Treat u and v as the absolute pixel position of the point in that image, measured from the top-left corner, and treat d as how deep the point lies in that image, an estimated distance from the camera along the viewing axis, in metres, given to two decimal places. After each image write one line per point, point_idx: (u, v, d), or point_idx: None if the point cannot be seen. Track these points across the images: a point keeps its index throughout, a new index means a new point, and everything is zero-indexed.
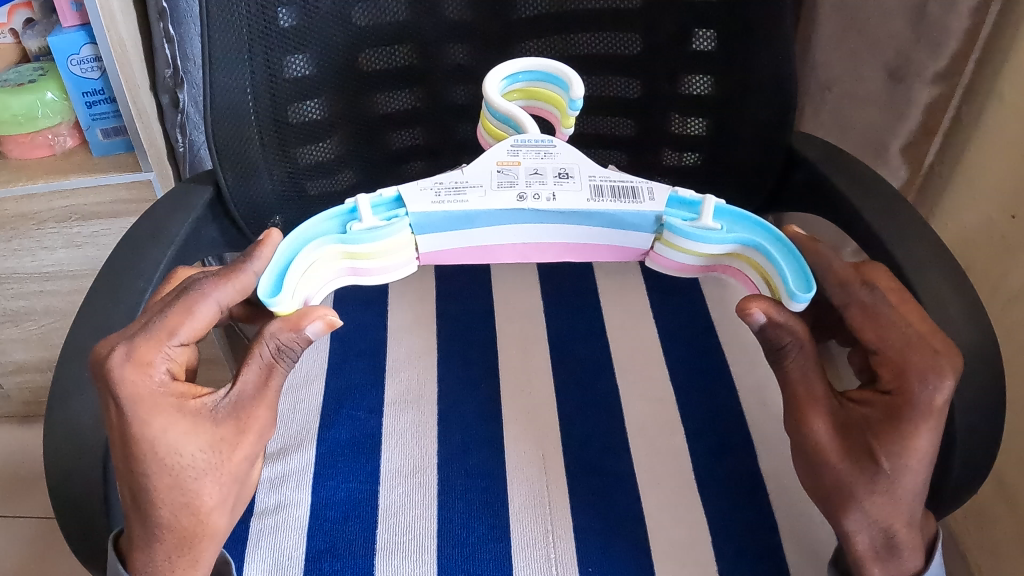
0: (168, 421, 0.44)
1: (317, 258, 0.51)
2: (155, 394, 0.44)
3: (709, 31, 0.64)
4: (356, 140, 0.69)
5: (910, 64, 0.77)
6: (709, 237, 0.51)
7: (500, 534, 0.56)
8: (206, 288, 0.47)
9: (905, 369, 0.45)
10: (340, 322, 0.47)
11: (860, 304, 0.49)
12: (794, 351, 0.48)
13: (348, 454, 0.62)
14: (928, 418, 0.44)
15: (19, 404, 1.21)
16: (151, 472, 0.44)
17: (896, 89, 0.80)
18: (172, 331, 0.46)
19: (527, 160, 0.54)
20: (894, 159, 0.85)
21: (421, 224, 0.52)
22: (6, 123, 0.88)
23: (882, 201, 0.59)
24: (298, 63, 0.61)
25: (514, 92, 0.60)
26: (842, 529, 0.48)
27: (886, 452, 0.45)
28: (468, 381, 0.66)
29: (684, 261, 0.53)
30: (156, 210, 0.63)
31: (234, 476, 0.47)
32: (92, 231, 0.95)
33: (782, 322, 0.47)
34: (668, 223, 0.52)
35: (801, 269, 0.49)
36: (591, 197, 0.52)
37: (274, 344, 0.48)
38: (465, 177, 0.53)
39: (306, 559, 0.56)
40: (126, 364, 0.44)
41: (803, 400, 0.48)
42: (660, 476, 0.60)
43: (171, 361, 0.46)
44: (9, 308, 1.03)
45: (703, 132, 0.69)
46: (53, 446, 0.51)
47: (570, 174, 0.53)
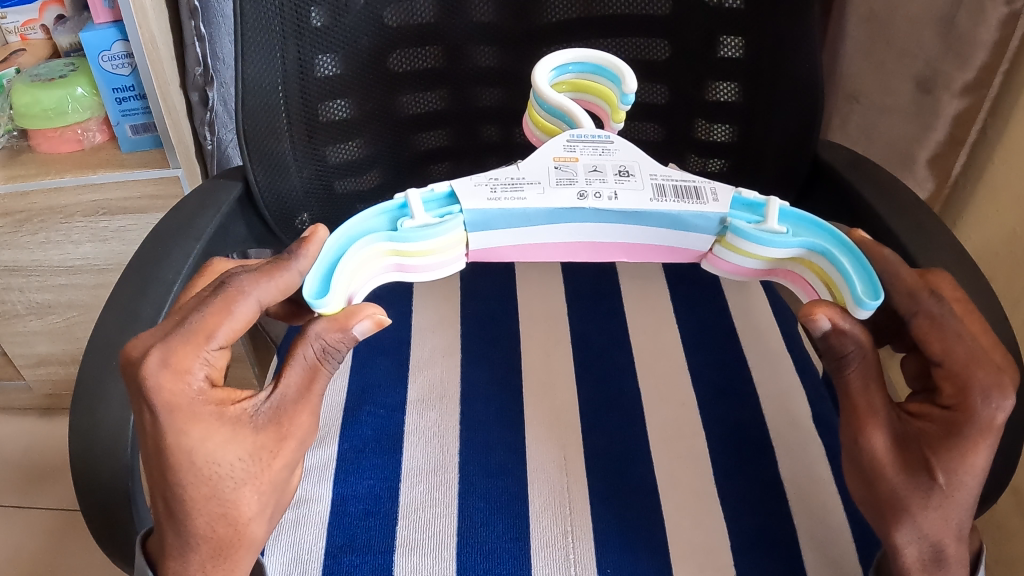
0: (206, 430, 0.44)
1: (364, 256, 0.50)
2: (193, 403, 0.44)
3: (737, 39, 0.64)
4: (384, 140, 0.69)
5: (937, 77, 0.77)
6: (776, 241, 0.50)
7: (521, 533, 0.57)
8: (245, 284, 0.46)
9: (968, 385, 0.45)
10: (388, 322, 0.47)
11: (927, 314, 0.48)
12: (855, 359, 0.47)
13: (370, 452, 0.62)
14: (986, 436, 0.45)
15: (41, 396, 1.22)
16: (187, 482, 0.44)
17: (924, 99, 0.79)
18: (211, 333, 0.45)
19: (584, 156, 0.54)
20: (921, 171, 0.84)
21: (481, 220, 0.51)
22: (36, 118, 0.89)
23: (910, 211, 0.59)
24: (329, 62, 0.62)
25: (564, 85, 0.60)
26: (892, 541, 0.48)
27: (942, 467, 0.45)
28: (491, 382, 0.67)
29: (745, 263, 0.53)
30: (187, 206, 0.64)
31: (272, 485, 0.47)
32: (118, 226, 0.96)
33: (847, 330, 0.45)
34: (733, 226, 0.51)
35: (867, 274, 0.49)
36: (653, 197, 0.52)
37: (319, 345, 0.47)
38: (522, 173, 0.53)
39: (326, 552, 0.56)
40: (161, 371, 0.43)
41: (862, 413, 0.47)
42: (681, 482, 0.60)
43: (210, 366, 0.45)
44: (34, 300, 1.05)
45: (729, 139, 0.69)
46: (77, 435, 0.52)
47: (631, 171, 0.53)
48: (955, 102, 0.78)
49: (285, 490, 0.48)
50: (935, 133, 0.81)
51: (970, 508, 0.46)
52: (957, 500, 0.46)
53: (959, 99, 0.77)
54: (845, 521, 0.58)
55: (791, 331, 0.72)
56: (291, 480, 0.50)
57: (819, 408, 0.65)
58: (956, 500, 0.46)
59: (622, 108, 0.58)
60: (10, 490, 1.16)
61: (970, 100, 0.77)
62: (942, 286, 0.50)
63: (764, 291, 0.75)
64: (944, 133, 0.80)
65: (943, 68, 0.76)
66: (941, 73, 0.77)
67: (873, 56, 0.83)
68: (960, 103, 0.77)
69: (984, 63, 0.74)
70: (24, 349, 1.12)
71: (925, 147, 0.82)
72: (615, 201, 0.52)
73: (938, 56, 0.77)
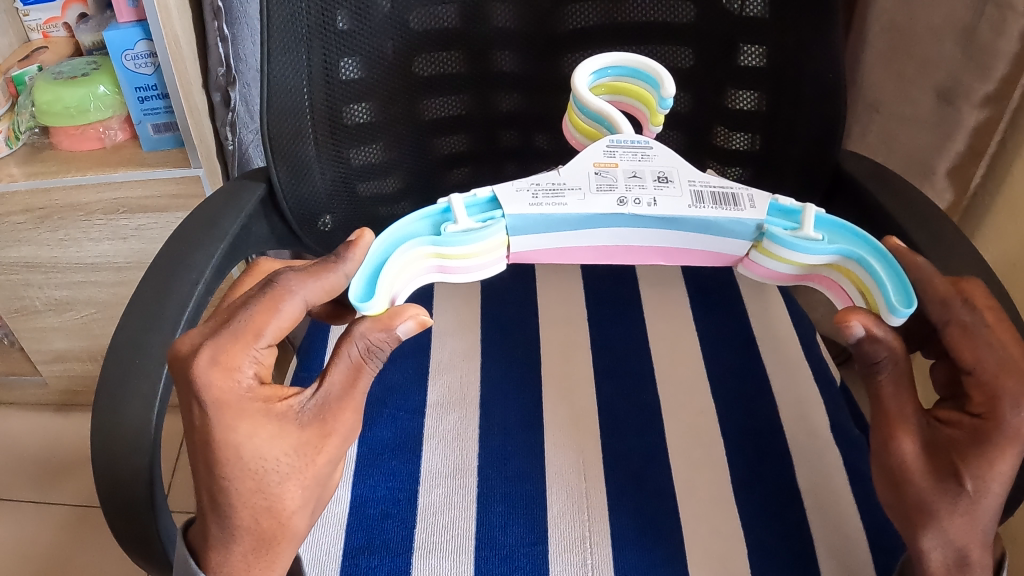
0: (254, 427, 0.44)
1: (408, 259, 0.50)
2: (242, 400, 0.44)
3: (758, 48, 0.63)
4: (406, 145, 0.70)
5: (957, 88, 0.77)
6: (808, 246, 0.50)
7: (539, 538, 0.57)
8: (292, 283, 0.47)
9: (998, 394, 0.45)
10: (430, 323, 0.46)
11: (959, 323, 0.48)
12: (887, 366, 0.47)
13: (389, 454, 0.62)
14: (1013, 444, 0.45)
15: (58, 392, 1.23)
16: (234, 476, 0.44)
17: (945, 110, 0.80)
18: (259, 331, 0.45)
19: (624, 162, 0.53)
20: (939, 182, 0.84)
21: (518, 224, 0.51)
22: (58, 115, 0.90)
23: (931, 222, 0.59)
24: (353, 66, 0.62)
25: (601, 88, 0.60)
26: (917, 547, 0.48)
27: (970, 473, 0.45)
28: (511, 386, 0.67)
29: (783, 269, 0.52)
30: (211, 206, 0.64)
31: (315, 479, 0.47)
32: (138, 224, 0.96)
33: (880, 338, 0.46)
34: (769, 232, 0.51)
35: (902, 282, 0.48)
36: (691, 203, 0.52)
37: (363, 344, 0.47)
38: (562, 178, 0.53)
39: (344, 553, 0.57)
40: (212, 369, 0.44)
41: (893, 417, 0.48)
42: (699, 489, 0.60)
43: (258, 364, 0.45)
44: (53, 296, 1.05)
45: (746, 146, 0.70)
46: (100, 432, 0.53)
47: (669, 177, 0.53)
48: (976, 113, 0.78)
49: (327, 484, 0.48)
50: (955, 144, 0.81)
51: (993, 517, 0.46)
52: (983, 507, 0.46)
53: (979, 109, 0.77)
54: (861, 530, 0.58)
55: (809, 339, 0.72)
56: (335, 475, 0.50)
57: (837, 417, 0.65)
58: (983, 507, 0.46)
59: (661, 111, 0.58)
60: (24, 485, 1.17)
61: (990, 112, 0.77)
62: (974, 292, 0.49)
63: (782, 298, 0.75)
64: (964, 144, 0.81)
65: (964, 79, 0.76)
66: (962, 84, 0.77)
67: (891, 66, 0.83)
68: (981, 113, 0.78)
69: (1004, 75, 0.74)
70: (41, 345, 1.13)
71: (945, 157, 0.82)
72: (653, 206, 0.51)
73: (957, 66, 0.77)
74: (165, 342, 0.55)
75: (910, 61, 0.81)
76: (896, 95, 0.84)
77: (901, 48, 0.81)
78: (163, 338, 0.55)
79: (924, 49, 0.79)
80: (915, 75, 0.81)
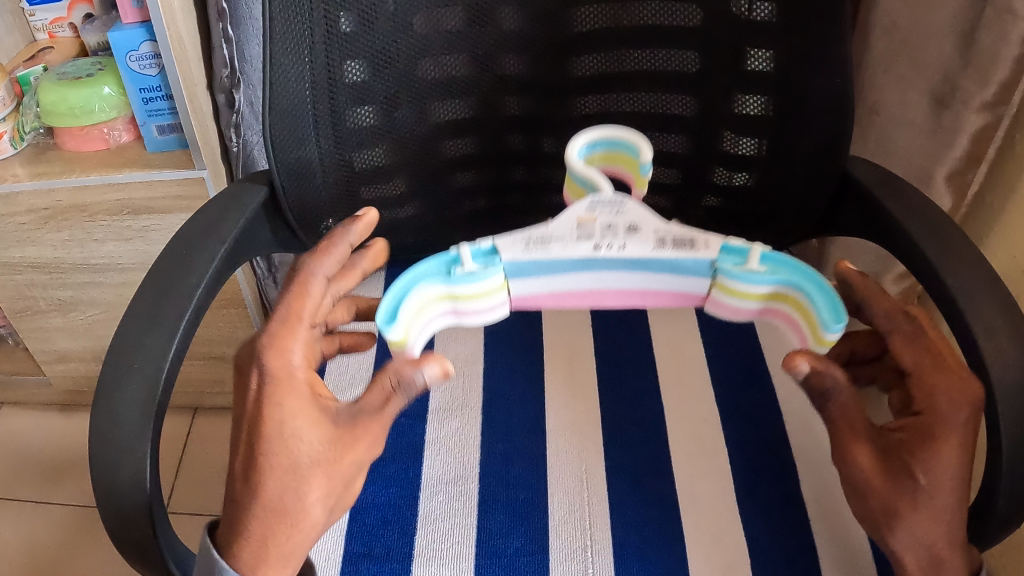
0: (298, 405, 0.46)
1: (425, 301, 0.50)
2: (293, 377, 0.46)
3: (766, 52, 0.62)
4: (410, 148, 0.69)
5: (957, 91, 0.76)
6: (739, 275, 0.49)
7: (539, 548, 0.56)
8: (312, 266, 0.47)
9: (932, 391, 0.46)
10: (455, 372, 0.45)
11: (901, 334, 0.49)
12: (834, 399, 0.46)
13: (390, 461, 0.62)
14: (953, 437, 0.45)
15: (61, 392, 1.23)
16: (269, 448, 0.45)
17: (943, 115, 0.78)
18: (303, 319, 0.47)
19: (601, 217, 0.51)
20: (938, 190, 0.83)
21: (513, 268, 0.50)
22: (63, 116, 0.90)
23: (935, 231, 0.59)
24: (356, 68, 0.62)
25: (593, 160, 0.59)
26: (891, 552, 0.48)
27: (920, 468, 0.46)
28: (512, 393, 0.66)
29: (737, 304, 0.51)
30: (213, 206, 0.64)
31: (341, 480, 0.47)
32: (142, 226, 0.95)
33: (825, 372, 0.45)
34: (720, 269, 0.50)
35: (832, 300, 0.48)
36: (658, 245, 0.50)
37: (395, 377, 0.46)
38: (548, 233, 0.51)
39: (343, 559, 0.56)
40: (268, 347, 0.47)
41: (845, 434, 0.47)
42: (701, 499, 0.59)
43: (307, 351, 0.48)
44: (57, 297, 1.05)
45: (754, 152, 0.68)
46: (97, 438, 0.52)
47: (642, 230, 0.50)
48: (976, 117, 0.76)
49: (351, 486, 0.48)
50: (954, 150, 0.79)
51: None
52: None
53: (979, 114, 0.76)
54: (866, 541, 0.57)
55: None
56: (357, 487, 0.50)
57: None
58: (940, 503, 0.46)
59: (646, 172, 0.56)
60: (28, 485, 1.17)
61: (990, 117, 0.76)
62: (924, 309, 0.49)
63: None
64: (963, 150, 0.79)
65: (964, 84, 0.75)
66: (962, 88, 0.76)
67: (895, 70, 0.83)
68: (980, 118, 0.76)
69: (1004, 79, 0.72)
70: (45, 345, 1.13)
71: (946, 164, 0.81)
72: (625, 249, 0.50)
73: (960, 70, 0.76)
74: (163, 348, 0.55)
75: (914, 68, 0.80)
76: (898, 100, 0.83)
77: (904, 54, 0.81)
78: (162, 342, 0.55)
79: (928, 54, 0.78)
80: (916, 81, 0.81)
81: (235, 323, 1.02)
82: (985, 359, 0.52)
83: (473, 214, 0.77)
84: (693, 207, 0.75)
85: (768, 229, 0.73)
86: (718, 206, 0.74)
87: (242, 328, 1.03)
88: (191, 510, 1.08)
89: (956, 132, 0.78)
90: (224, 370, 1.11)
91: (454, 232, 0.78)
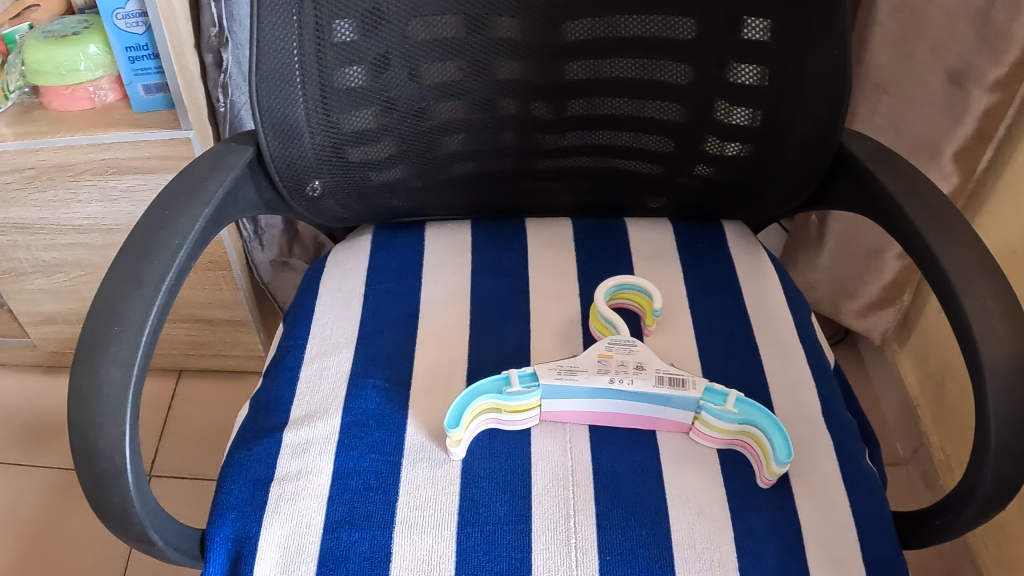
0: None
1: None
2: None
3: (764, 21, 0.61)
4: (399, 112, 0.67)
5: (969, 70, 0.78)
6: (719, 412, 0.59)
7: (522, 516, 0.56)
8: None
9: None
10: None
11: None
12: None
13: (374, 425, 0.61)
14: None
15: (46, 354, 1.22)
16: None
17: (956, 93, 0.80)
18: None
19: None
20: (946, 164, 0.85)
21: (547, 393, 0.60)
22: (48, 75, 0.88)
23: (932, 207, 0.58)
24: (346, 28, 0.61)
25: None
26: None
27: None
28: (497, 359, 0.65)
29: (709, 437, 0.60)
30: (199, 164, 0.64)
31: None
32: (128, 186, 0.94)
33: None
34: (704, 407, 0.59)
35: None
36: (655, 383, 0.60)
37: None
38: None
39: (326, 526, 0.56)
40: None
41: None
42: (686, 471, 0.59)
43: None
44: (42, 258, 1.04)
45: (749, 122, 0.67)
46: (76, 400, 0.52)
47: None
48: (983, 98, 0.78)
49: None
50: (964, 127, 0.81)
51: None
52: None
53: (990, 93, 0.78)
54: (850, 516, 0.57)
55: (804, 318, 0.70)
56: None
57: (828, 400, 0.64)
58: None
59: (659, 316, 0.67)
60: (11, 447, 1.16)
61: (1001, 96, 0.78)
62: None
63: (777, 274, 0.74)
64: (973, 127, 0.81)
65: (976, 62, 0.77)
66: (975, 68, 0.77)
67: (909, 43, 0.83)
68: (990, 97, 0.78)
69: (1016, 59, 0.74)
70: (29, 307, 1.12)
71: (952, 139, 0.83)
72: (631, 384, 0.60)
73: (974, 50, 0.77)
74: (144, 310, 0.54)
75: (930, 45, 0.81)
76: (918, 75, 0.83)
77: (918, 31, 0.81)
78: (144, 302, 0.54)
79: (941, 32, 0.79)
80: (931, 59, 0.81)
81: (219, 285, 1.01)
82: (976, 335, 0.52)
83: (466, 191, 0.75)
84: (683, 178, 0.73)
85: (771, 193, 0.72)
86: (709, 176, 0.73)
87: (226, 290, 1.02)
88: (174, 473, 1.08)
89: (967, 110, 0.80)
90: (208, 333, 1.10)
91: (444, 202, 0.76)
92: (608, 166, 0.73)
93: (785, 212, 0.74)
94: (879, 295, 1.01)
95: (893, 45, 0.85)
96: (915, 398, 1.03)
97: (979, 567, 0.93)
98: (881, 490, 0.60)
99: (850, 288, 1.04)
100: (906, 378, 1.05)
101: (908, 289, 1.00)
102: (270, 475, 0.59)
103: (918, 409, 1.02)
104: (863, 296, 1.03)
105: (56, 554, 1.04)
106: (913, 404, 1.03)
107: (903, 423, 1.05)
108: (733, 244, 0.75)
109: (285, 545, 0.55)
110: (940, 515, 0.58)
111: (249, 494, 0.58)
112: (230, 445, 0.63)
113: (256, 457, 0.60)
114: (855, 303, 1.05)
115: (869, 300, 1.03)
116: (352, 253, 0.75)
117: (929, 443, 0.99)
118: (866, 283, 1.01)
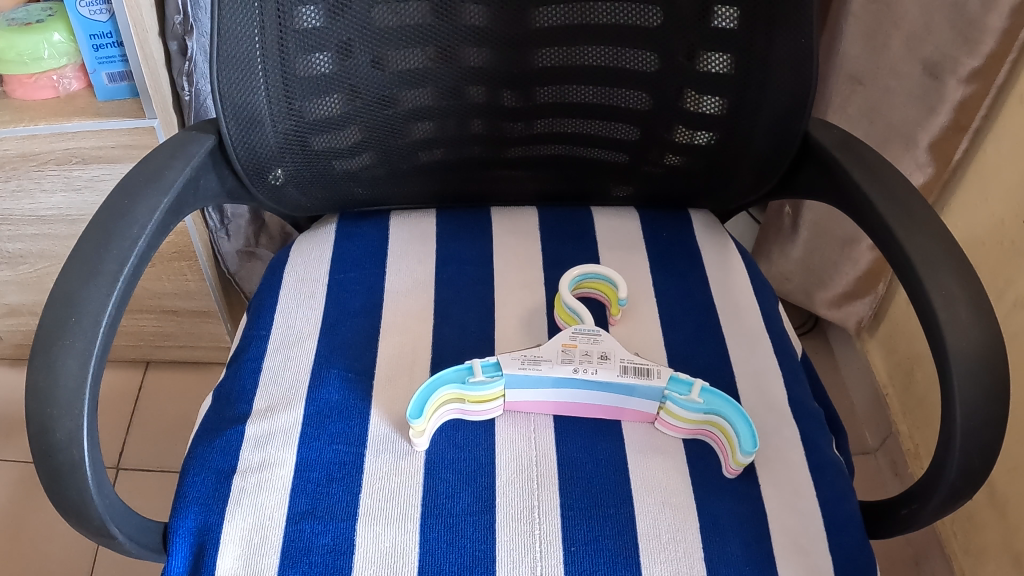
0: None
1: None
2: None
3: (732, 10, 0.61)
4: (365, 100, 0.66)
5: (944, 61, 0.78)
6: (684, 402, 0.58)
7: (486, 507, 0.55)
8: None
9: None
10: None
11: None
12: None
13: (336, 415, 0.61)
14: None
15: (11, 346, 1.20)
16: None
17: (930, 84, 0.81)
18: None
19: None
20: (922, 152, 0.85)
21: (510, 383, 0.59)
22: (10, 63, 0.86)
23: (896, 195, 0.58)
24: (311, 14, 0.60)
25: None
26: None
27: None
28: (461, 349, 0.65)
29: (674, 427, 0.60)
30: (160, 152, 0.63)
31: None
32: (92, 175, 0.93)
33: None
34: (668, 397, 0.59)
35: None
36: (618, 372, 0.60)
37: None
38: None
39: (287, 519, 0.55)
40: None
41: None
42: (650, 461, 0.58)
43: None
44: (5, 249, 1.03)
45: (718, 111, 0.66)
46: (33, 394, 0.51)
47: None
48: (958, 90, 0.79)
49: None
50: (939, 117, 0.82)
51: None
52: None
53: (965, 84, 0.78)
54: (814, 505, 0.57)
55: (770, 308, 0.70)
56: None
57: (794, 389, 0.64)
58: None
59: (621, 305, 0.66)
60: None
61: (976, 87, 0.78)
62: None
63: (743, 263, 0.74)
64: (949, 117, 0.81)
65: (952, 53, 0.77)
66: (951, 59, 0.78)
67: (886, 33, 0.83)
68: (965, 89, 0.78)
69: (992, 50, 0.75)
70: None
71: (927, 129, 0.83)
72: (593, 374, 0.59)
73: (949, 40, 0.77)
74: (102, 301, 0.53)
75: (905, 37, 0.82)
76: (897, 65, 0.83)
77: (895, 22, 0.82)
78: (102, 292, 0.54)
79: (917, 23, 0.80)
80: (907, 50, 0.82)
81: (185, 276, 1.00)
82: (940, 324, 0.52)
83: (432, 179, 0.74)
84: (650, 167, 0.73)
85: (738, 181, 0.72)
86: (677, 166, 0.72)
87: (193, 280, 1.01)
88: (142, 467, 1.07)
89: (942, 102, 0.80)
90: (175, 324, 1.09)
91: (409, 190, 0.75)
92: (575, 155, 0.73)
93: (752, 201, 0.74)
94: (852, 285, 1.01)
95: (874, 36, 0.85)
96: (884, 388, 1.03)
97: (948, 555, 0.94)
98: (845, 479, 0.60)
99: (823, 278, 1.04)
100: (875, 367, 1.05)
101: (880, 283, 0.99)
102: (232, 468, 0.58)
103: (887, 398, 1.02)
104: (836, 286, 1.03)
105: (20, 549, 1.03)
106: (882, 393, 1.03)
107: (873, 413, 1.06)
108: (699, 234, 0.75)
109: (246, 538, 0.55)
110: (905, 504, 0.58)
111: (211, 487, 0.57)
112: (191, 438, 0.62)
113: (217, 449, 0.59)
114: (825, 292, 1.05)
115: (841, 291, 1.03)
116: (315, 244, 0.74)
117: (898, 432, 1.00)
118: (839, 272, 1.01)
